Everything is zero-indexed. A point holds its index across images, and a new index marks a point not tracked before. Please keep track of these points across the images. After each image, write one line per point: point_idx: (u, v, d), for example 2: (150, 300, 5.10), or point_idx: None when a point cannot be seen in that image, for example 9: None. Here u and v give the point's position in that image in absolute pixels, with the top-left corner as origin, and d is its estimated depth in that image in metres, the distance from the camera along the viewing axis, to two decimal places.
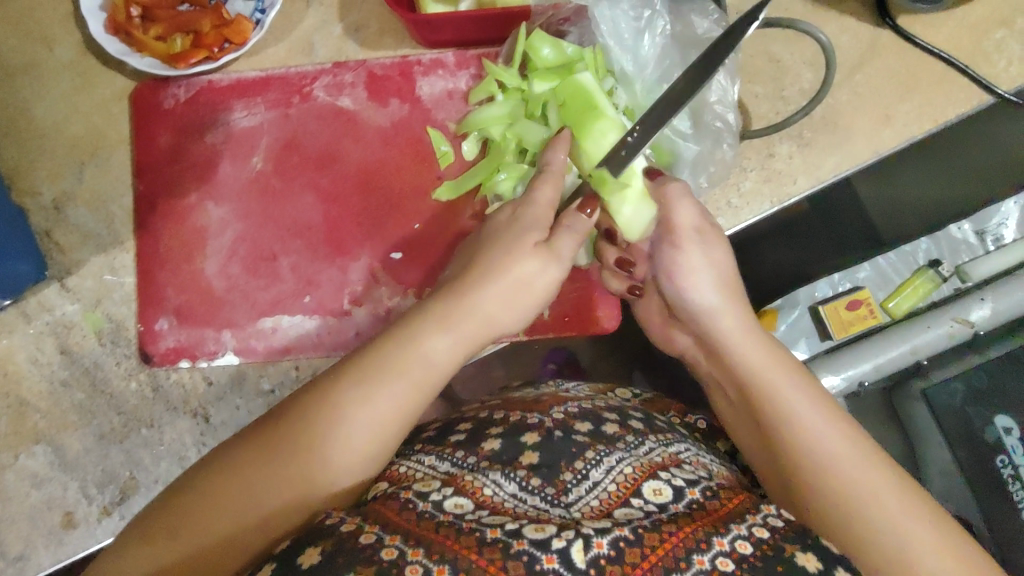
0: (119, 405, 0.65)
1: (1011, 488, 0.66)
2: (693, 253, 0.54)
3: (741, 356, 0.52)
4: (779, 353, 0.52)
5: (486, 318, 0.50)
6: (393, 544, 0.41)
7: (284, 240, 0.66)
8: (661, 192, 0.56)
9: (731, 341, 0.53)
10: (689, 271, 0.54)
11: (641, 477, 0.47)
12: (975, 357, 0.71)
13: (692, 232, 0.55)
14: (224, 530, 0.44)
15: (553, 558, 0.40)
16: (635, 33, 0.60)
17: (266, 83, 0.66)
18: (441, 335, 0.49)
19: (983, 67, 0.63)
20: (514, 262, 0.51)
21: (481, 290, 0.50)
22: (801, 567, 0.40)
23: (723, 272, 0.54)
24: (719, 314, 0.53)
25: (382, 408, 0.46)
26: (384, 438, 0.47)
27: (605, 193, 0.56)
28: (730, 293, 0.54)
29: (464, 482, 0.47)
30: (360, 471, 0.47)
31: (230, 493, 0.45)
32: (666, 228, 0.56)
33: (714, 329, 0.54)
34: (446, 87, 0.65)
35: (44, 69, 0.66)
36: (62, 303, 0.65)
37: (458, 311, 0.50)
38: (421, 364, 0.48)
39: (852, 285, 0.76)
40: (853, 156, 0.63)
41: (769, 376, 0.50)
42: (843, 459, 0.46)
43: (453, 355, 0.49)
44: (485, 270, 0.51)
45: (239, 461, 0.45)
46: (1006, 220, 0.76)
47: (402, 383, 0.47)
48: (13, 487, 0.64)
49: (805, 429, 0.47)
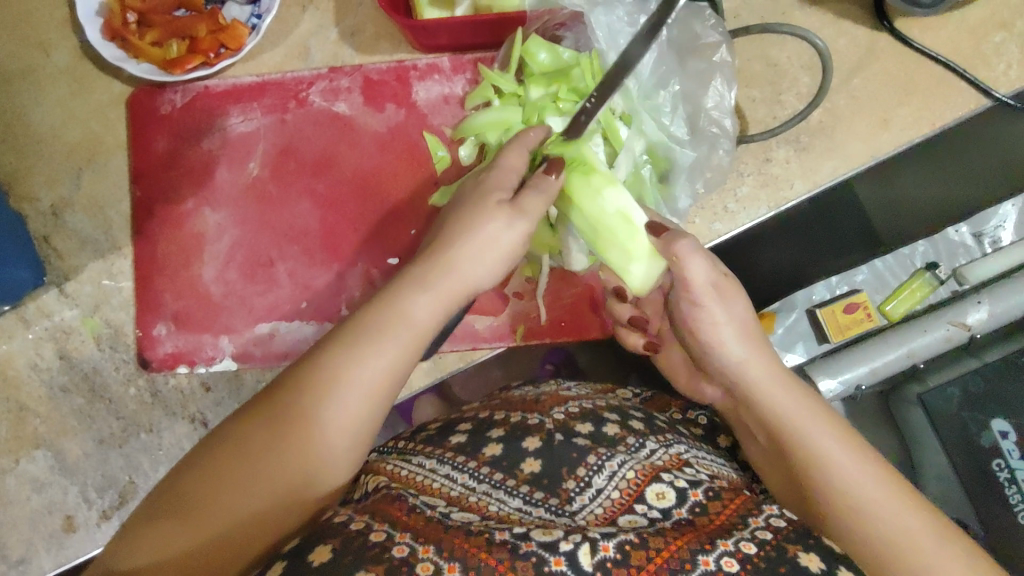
0: (118, 410, 0.65)
1: (1007, 493, 0.66)
2: (716, 308, 0.51)
3: (764, 400, 0.50)
4: (802, 392, 0.50)
5: (463, 277, 0.49)
6: (403, 541, 0.42)
7: (282, 245, 0.66)
8: (667, 250, 0.52)
9: (761, 391, 0.50)
10: (714, 327, 0.51)
11: (644, 481, 0.47)
12: (971, 360, 0.72)
13: (710, 287, 0.51)
14: (221, 522, 0.43)
15: (562, 559, 0.41)
16: (631, 39, 0.60)
17: (262, 89, 0.66)
18: (421, 296, 0.48)
19: (981, 70, 0.62)
20: (480, 223, 0.49)
21: (457, 250, 0.49)
22: (804, 567, 0.41)
23: (742, 322, 0.52)
24: (748, 366, 0.51)
25: (369, 370, 0.45)
26: (370, 402, 0.46)
27: (607, 250, 0.56)
28: (753, 335, 0.52)
29: (469, 502, 0.46)
30: (349, 441, 0.45)
31: (218, 478, 0.43)
32: (684, 285, 0.52)
33: (746, 380, 0.51)
34: (443, 93, 0.65)
35: (40, 74, 0.66)
36: (61, 309, 0.65)
37: (433, 270, 0.48)
38: (401, 325, 0.47)
39: (850, 288, 0.77)
40: (851, 160, 0.63)
41: (792, 416, 0.49)
42: (872, 497, 0.45)
43: (435, 316, 0.48)
44: (460, 231, 0.49)
45: (223, 448, 0.44)
46: (1004, 223, 0.79)
47: (385, 346, 0.46)
48: (14, 491, 0.64)
49: (835, 473, 0.46)
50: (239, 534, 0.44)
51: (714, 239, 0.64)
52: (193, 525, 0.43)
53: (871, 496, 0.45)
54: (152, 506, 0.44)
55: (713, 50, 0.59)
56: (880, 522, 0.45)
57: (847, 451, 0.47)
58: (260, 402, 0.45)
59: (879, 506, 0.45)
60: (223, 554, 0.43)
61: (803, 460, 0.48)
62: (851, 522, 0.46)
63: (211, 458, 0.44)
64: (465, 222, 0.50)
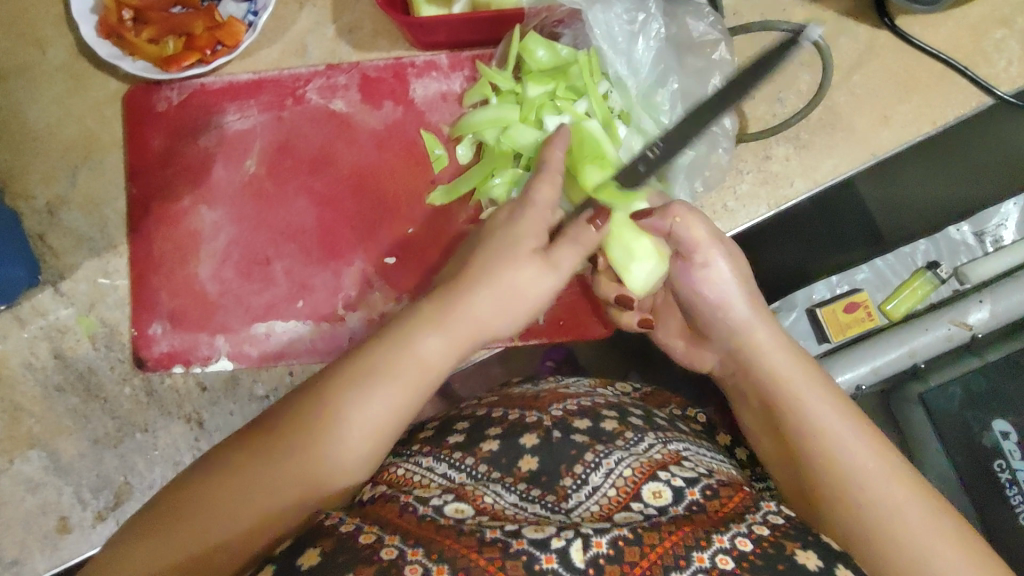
0: (113, 410, 0.65)
1: (1008, 493, 0.66)
2: (723, 267, 0.52)
3: (766, 363, 0.51)
4: (805, 359, 0.51)
5: (478, 320, 0.48)
6: (393, 543, 0.41)
7: (278, 244, 0.66)
8: (666, 214, 0.51)
9: (764, 352, 0.51)
10: (722, 289, 0.52)
11: (641, 479, 0.46)
12: (972, 360, 0.70)
13: (715, 243, 0.52)
14: (207, 538, 0.43)
15: (552, 557, 0.40)
16: (629, 36, 0.59)
17: (259, 86, 0.66)
18: (432, 337, 0.47)
19: (982, 67, 0.62)
20: (509, 269, 0.48)
21: (476, 294, 0.48)
22: (802, 565, 0.40)
23: (747, 282, 0.53)
24: (754, 326, 0.52)
25: (372, 411, 0.45)
26: (371, 445, 0.45)
27: (611, 247, 0.55)
28: (758, 305, 0.53)
29: (466, 491, 0.46)
30: (347, 477, 0.45)
31: (212, 496, 0.43)
32: (687, 246, 0.52)
33: (754, 343, 0.52)
34: (440, 90, 0.65)
35: (36, 71, 0.66)
36: (56, 308, 0.65)
37: (450, 311, 0.48)
38: (410, 367, 0.46)
39: (851, 287, 0.75)
40: (852, 157, 0.62)
41: (791, 380, 0.50)
42: (873, 474, 0.45)
43: (444, 358, 0.48)
44: (482, 272, 0.48)
45: (220, 467, 0.44)
46: (1005, 220, 0.76)
47: (391, 387, 0.46)
48: (7, 492, 0.64)
49: (834, 445, 0.46)
50: (225, 551, 0.44)
51: None
52: (179, 538, 0.43)
53: (860, 463, 0.46)
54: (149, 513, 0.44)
55: (711, 48, 0.59)
56: (864, 488, 0.45)
57: (842, 416, 0.48)
58: (265, 424, 0.46)
59: (866, 473, 0.45)
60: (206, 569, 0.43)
61: (797, 424, 0.48)
62: (836, 486, 0.46)
63: (206, 475, 0.44)
64: (492, 265, 0.48)
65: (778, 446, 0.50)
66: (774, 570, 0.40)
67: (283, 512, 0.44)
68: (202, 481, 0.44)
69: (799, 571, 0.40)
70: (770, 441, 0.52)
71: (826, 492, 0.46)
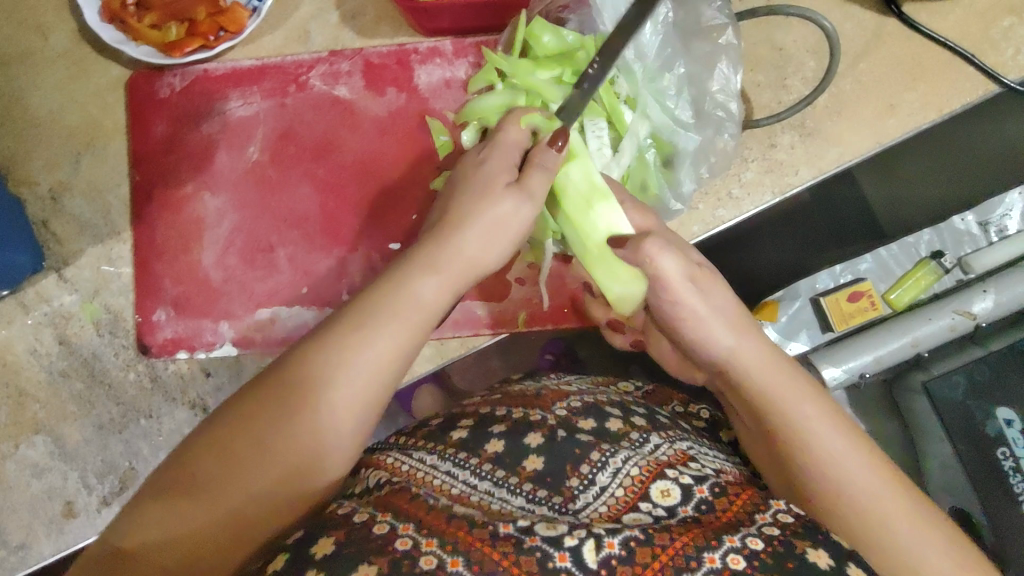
0: (117, 396, 0.65)
1: (1012, 481, 0.67)
2: (694, 304, 0.49)
3: (754, 386, 0.48)
4: (793, 374, 0.49)
5: (472, 258, 0.49)
6: (406, 534, 0.41)
7: (282, 230, 0.65)
8: (638, 251, 0.51)
9: (751, 376, 0.48)
10: (699, 323, 0.49)
11: (648, 478, 0.46)
12: (977, 349, 0.71)
13: (687, 283, 0.49)
14: (232, 495, 0.42)
15: (566, 555, 0.40)
16: (635, 20, 0.58)
17: (262, 72, 0.66)
18: (429, 278, 0.47)
19: (989, 55, 0.61)
20: (487, 207, 0.49)
21: (464, 235, 0.48)
22: (813, 564, 0.40)
23: (725, 311, 0.49)
24: (736, 356, 0.48)
25: (374, 352, 0.44)
26: (377, 385, 0.45)
27: (596, 268, 0.55)
28: (740, 325, 0.49)
29: (472, 499, 0.46)
30: (358, 422, 0.44)
31: (228, 456, 0.42)
32: (659, 284, 0.50)
33: (739, 371, 0.49)
34: (444, 76, 0.65)
35: (38, 58, 0.66)
36: (60, 294, 0.65)
37: (441, 252, 0.48)
38: (409, 306, 0.46)
39: (854, 277, 0.75)
40: (858, 145, 0.62)
41: (787, 397, 0.47)
42: (866, 496, 0.45)
43: (442, 297, 0.47)
44: (466, 213, 0.49)
45: (231, 431, 0.42)
46: (1010, 211, 0.75)
47: (391, 327, 0.45)
48: (14, 477, 0.64)
49: (827, 468, 0.45)
50: (251, 510, 0.42)
51: (718, 225, 0.63)
52: (203, 498, 0.41)
53: (854, 473, 0.45)
54: (161, 484, 0.42)
55: (719, 33, 0.59)
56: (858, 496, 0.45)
57: (838, 431, 0.46)
58: (265, 377, 0.44)
59: (860, 483, 0.45)
60: (239, 529, 0.42)
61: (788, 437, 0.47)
62: (830, 490, 0.45)
63: (220, 436, 0.42)
64: (468, 205, 0.49)
65: (773, 460, 0.49)
66: (783, 568, 0.40)
67: (299, 467, 0.43)
68: (214, 439, 0.42)
69: (812, 569, 0.40)
70: (763, 453, 0.51)
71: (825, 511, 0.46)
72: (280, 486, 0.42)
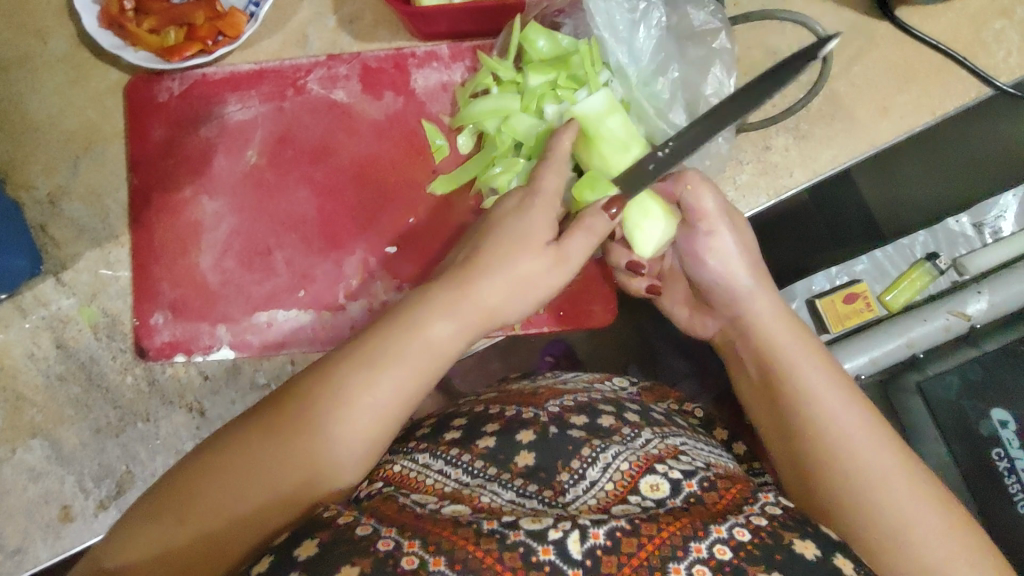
0: (115, 400, 0.65)
1: (1007, 482, 0.67)
2: (728, 237, 0.54)
3: (764, 331, 0.53)
4: (796, 327, 0.53)
5: (485, 304, 0.49)
6: (390, 535, 0.40)
7: (279, 233, 0.66)
8: (678, 182, 0.54)
9: (761, 322, 0.53)
10: (729, 266, 0.54)
11: (638, 472, 0.46)
12: (972, 350, 0.71)
13: (721, 216, 0.54)
14: (214, 516, 0.43)
15: (549, 549, 0.40)
16: (630, 25, 0.59)
17: (260, 76, 0.66)
18: (443, 320, 0.48)
19: (981, 57, 0.62)
20: (520, 256, 0.50)
21: (482, 282, 0.49)
22: (800, 556, 0.40)
23: (749, 248, 0.55)
24: (753, 296, 0.53)
25: (382, 392, 0.45)
26: (381, 425, 0.46)
27: (625, 205, 0.56)
28: (759, 272, 0.54)
29: (464, 494, 0.45)
30: (358, 456, 0.45)
31: (214, 475, 0.43)
32: (695, 215, 0.54)
33: (750, 313, 0.54)
34: (441, 80, 0.65)
35: (37, 62, 0.66)
36: (58, 297, 0.65)
37: (459, 296, 0.49)
38: (421, 349, 0.47)
39: (850, 278, 0.75)
40: (851, 148, 0.62)
41: (789, 346, 0.51)
42: (861, 451, 0.46)
43: (453, 342, 0.48)
44: (490, 257, 0.50)
45: (220, 455, 0.44)
46: (1004, 212, 0.75)
47: (401, 368, 0.46)
48: (10, 481, 0.64)
49: (823, 412, 0.48)
50: (235, 529, 0.43)
51: None
52: (188, 519, 0.42)
53: (852, 432, 0.47)
54: (151, 500, 0.44)
55: (713, 37, 0.60)
56: (852, 460, 0.46)
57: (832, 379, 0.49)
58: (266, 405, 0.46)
59: (852, 437, 0.46)
60: (219, 550, 0.43)
61: (791, 389, 0.49)
62: (824, 449, 0.47)
63: (211, 458, 0.44)
64: (494, 255, 0.50)
65: (776, 426, 0.51)
66: (771, 560, 0.40)
67: (287, 495, 0.44)
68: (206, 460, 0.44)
69: (799, 561, 0.40)
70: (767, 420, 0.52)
71: (825, 471, 0.46)
72: (268, 508, 0.43)
